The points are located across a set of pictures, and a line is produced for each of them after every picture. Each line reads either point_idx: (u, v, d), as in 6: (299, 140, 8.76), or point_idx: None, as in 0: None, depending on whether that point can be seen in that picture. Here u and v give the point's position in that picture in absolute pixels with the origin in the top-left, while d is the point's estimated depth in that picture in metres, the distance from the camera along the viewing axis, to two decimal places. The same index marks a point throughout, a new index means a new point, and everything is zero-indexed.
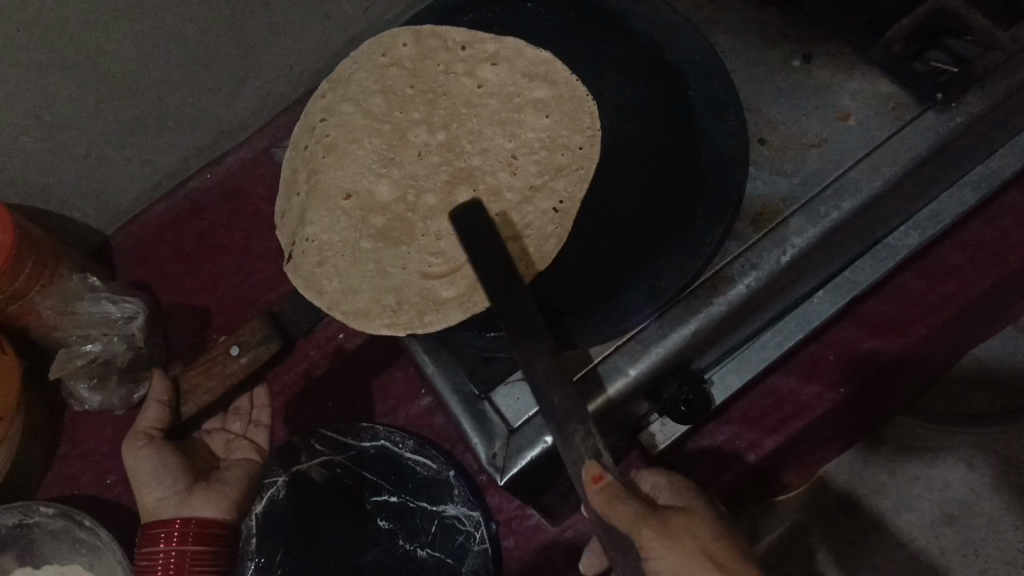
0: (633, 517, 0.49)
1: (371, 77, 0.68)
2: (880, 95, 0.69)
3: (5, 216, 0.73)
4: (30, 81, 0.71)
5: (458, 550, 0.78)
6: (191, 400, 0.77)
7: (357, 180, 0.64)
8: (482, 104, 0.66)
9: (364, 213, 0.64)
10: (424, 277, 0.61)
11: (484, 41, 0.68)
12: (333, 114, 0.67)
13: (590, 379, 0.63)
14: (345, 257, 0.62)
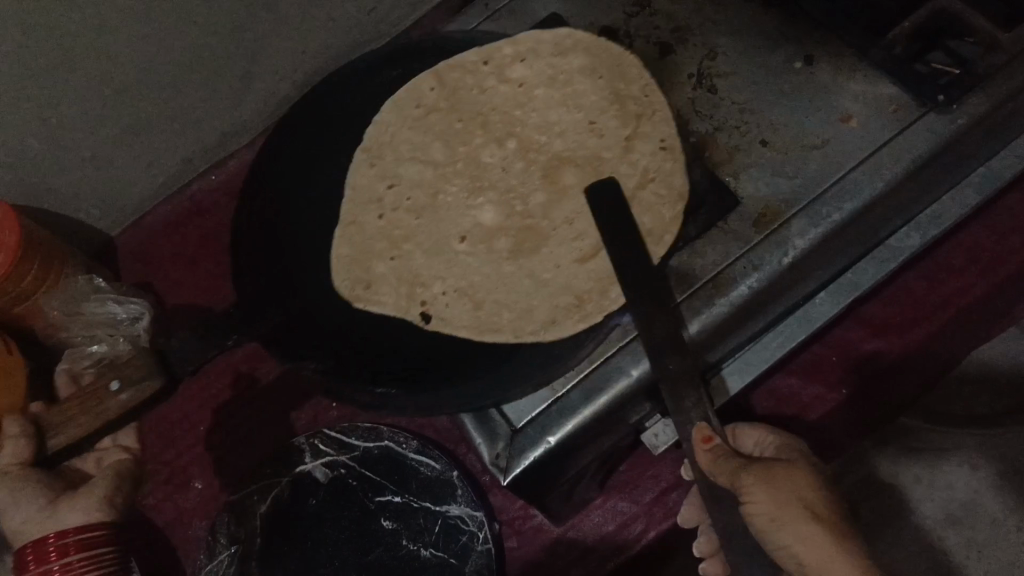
0: (732, 465, 0.53)
1: (414, 128, 0.71)
2: (881, 96, 0.69)
3: (9, 214, 0.73)
4: (35, 83, 0.71)
5: (461, 550, 0.79)
6: (62, 433, 0.70)
7: (452, 219, 0.68)
8: (531, 103, 0.71)
9: (447, 252, 0.66)
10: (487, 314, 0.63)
11: (501, 51, 0.73)
12: (394, 177, 0.70)
13: (591, 379, 0.64)
14: (420, 293, 0.65)
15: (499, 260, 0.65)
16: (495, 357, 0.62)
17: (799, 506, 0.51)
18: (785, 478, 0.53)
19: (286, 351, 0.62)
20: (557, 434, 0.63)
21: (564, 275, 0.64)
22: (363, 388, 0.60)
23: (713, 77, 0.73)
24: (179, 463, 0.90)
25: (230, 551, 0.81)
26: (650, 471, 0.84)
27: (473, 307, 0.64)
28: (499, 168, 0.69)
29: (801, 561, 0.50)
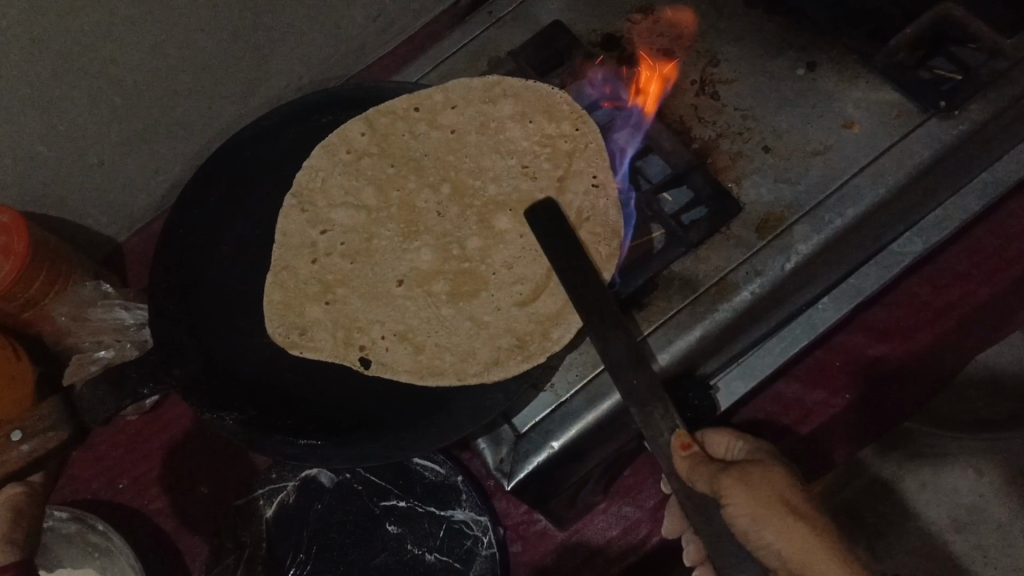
0: (711, 472, 0.52)
1: (346, 175, 0.69)
2: (883, 103, 0.69)
3: (19, 221, 0.73)
4: (44, 92, 0.72)
5: (466, 554, 0.79)
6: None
7: (370, 251, 0.66)
8: (463, 144, 0.69)
9: (380, 292, 0.65)
10: (410, 360, 0.63)
11: (432, 97, 0.70)
12: (326, 222, 0.68)
13: (595, 385, 0.64)
14: (334, 332, 0.64)
15: (438, 304, 0.64)
16: (422, 412, 0.61)
17: (769, 506, 0.52)
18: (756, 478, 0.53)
19: (210, 402, 0.61)
20: (561, 439, 0.64)
21: (505, 317, 0.63)
22: (275, 445, 0.60)
23: (716, 84, 0.74)
24: (185, 468, 0.89)
25: (236, 555, 0.81)
26: (654, 476, 0.84)
27: (414, 351, 0.63)
28: (432, 208, 0.67)
29: (786, 560, 0.51)
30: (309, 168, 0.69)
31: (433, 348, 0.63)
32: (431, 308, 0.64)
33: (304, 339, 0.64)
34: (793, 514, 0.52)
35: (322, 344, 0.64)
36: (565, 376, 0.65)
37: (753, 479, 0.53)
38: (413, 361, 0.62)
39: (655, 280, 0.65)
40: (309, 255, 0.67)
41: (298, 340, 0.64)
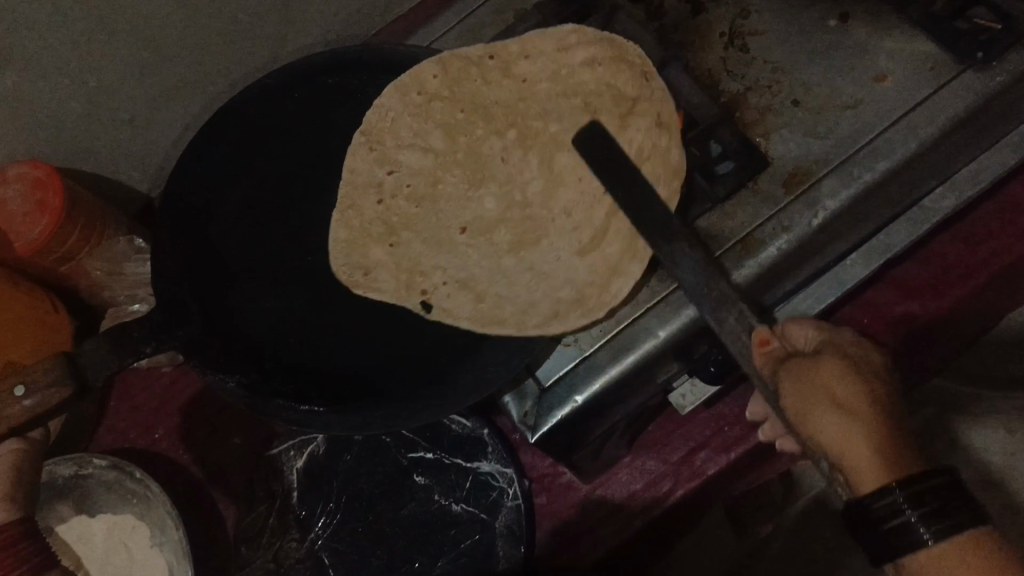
0: (774, 365, 0.53)
1: (416, 119, 0.72)
2: (916, 55, 0.68)
3: (55, 176, 0.75)
4: (76, 48, 0.73)
5: (492, 505, 0.81)
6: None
7: (452, 213, 0.72)
8: (534, 93, 0.71)
9: (445, 243, 0.71)
10: (471, 302, 0.67)
11: (507, 47, 0.72)
12: (394, 164, 0.73)
13: (618, 340, 0.65)
14: (403, 263, 0.71)
15: (498, 254, 0.69)
16: (427, 380, 0.62)
17: (836, 416, 0.53)
18: (824, 387, 0.54)
19: (208, 361, 0.61)
20: (585, 393, 0.64)
21: (564, 268, 0.66)
22: (283, 413, 0.60)
23: (745, 36, 0.72)
24: (218, 419, 0.91)
25: (268, 504, 0.85)
26: (679, 430, 0.84)
27: (475, 298, 0.67)
28: (500, 156, 0.72)
29: (828, 450, 0.52)
30: (380, 107, 0.71)
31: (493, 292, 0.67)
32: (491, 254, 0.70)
33: (370, 281, 0.70)
34: (854, 423, 0.53)
35: (388, 283, 0.70)
36: (589, 331, 0.66)
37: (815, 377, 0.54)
38: (473, 304, 0.67)
39: None
40: (376, 202, 0.73)
41: (363, 283, 0.70)
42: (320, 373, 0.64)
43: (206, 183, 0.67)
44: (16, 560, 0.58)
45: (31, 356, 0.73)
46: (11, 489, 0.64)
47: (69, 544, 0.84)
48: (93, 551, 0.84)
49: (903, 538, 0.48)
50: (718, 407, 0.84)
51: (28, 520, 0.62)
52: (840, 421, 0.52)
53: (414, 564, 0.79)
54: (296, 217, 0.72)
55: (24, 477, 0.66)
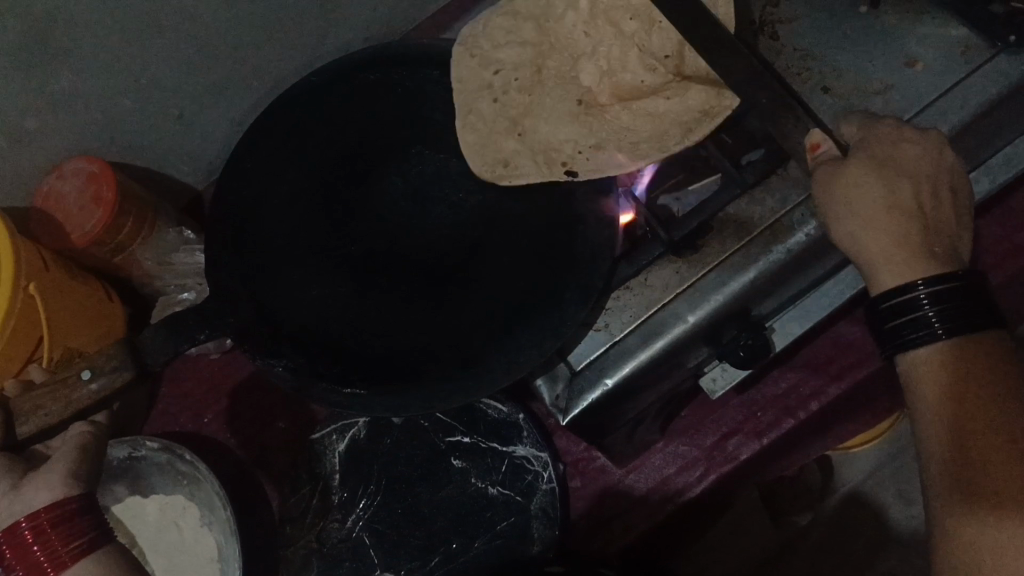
0: (831, 165, 0.58)
1: (515, 36, 0.76)
2: (949, 38, 0.69)
3: (108, 171, 0.78)
4: (127, 48, 0.76)
5: (527, 488, 0.83)
6: (30, 421, 0.65)
7: (569, 97, 0.74)
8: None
9: (562, 119, 0.73)
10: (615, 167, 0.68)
11: None
12: (498, 65, 0.75)
13: (648, 325, 0.66)
14: (551, 126, 0.73)
15: (615, 126, 0.72)
16: (459, 362, 0.65)
17: (868, 214, 0.57)
18: (871, 186, 0.57)
19: (257, 347, 0.65)
20: (615, 376, 0.66)
21: (673, 109, 0.70)
22: (329, 394, 0.64)
23: (775, 23, 0.73)
24: (263, 404, 0.94)
25: (312, 487, 0.87)
26: (712, 416, 0.85)
27: (611, 153, 0.69)
28: (590, 49, 0.74)
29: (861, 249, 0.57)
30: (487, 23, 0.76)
31: (614, 150, 0.69)
32: (590, 130, 0.72)
33: (515, 168, 0.70)
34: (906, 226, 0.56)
35: (528, 168, 0.70)
36: (619, 316, 0.67)
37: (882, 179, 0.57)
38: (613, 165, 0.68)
39: (711, 223, 0.67)
40: (485, 106, 0.73)
41: (511, 171, 0.70)
42: (359, 353, 0.67)
43: (246, 185, 0.71)
44: (74, 532, 0.61)
45: (90, 343, 0.77)
46: (77, 464, 0.65)
47: (125, 523, 0.89)
48: (147, 530, 0.89)
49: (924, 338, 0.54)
50: (751, 393, 0.85)
51: (92, 493, 0.64)
52: (874, 215, 0.56)
53: (452, 545, 0.82)
54: (339, 209, 0.73)
55: (93, 458, 0.67)
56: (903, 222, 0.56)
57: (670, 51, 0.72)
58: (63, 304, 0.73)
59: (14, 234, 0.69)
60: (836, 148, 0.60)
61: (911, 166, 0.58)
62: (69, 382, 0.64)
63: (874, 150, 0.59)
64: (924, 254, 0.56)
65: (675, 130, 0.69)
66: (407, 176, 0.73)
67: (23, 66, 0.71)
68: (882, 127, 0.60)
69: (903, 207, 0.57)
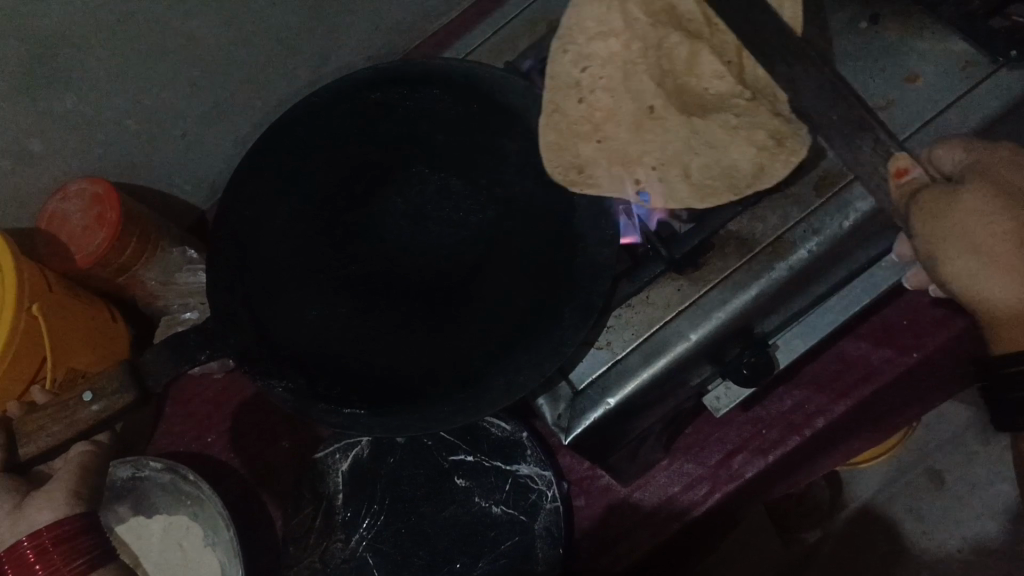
0: (943, 195, 0.55)
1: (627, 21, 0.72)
2: (950, 54, 0.69)
3: (112, 192, 0.79)
4: (130, 70, 0.76)
5: (531, 507, 0.83)
6: (32, 441, 0.64)
7: (657, 97, 0.71)
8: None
9: (645, 127, 0.71)
10: (688, 189, 0.67)
11: None
12: (589, 60, 0.73)
13: (651, 343, 0.66)
14: (660, 138, 0.71)
15: (688, 133, 0.70)
16: (458, 380, 0.65)
17: (976, 256, 0.55)
18: (992, 217, 0.54)
19: (258, 367, 0.65)
20: (618, 396, 0.66)
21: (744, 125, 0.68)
22: (329, 415, 0.64)
23: None
24: (266, 423, 0.94)
25: (315, 506, 0.88)
26: (716, 433, 0.85)
27: (686, 177, 0.68)
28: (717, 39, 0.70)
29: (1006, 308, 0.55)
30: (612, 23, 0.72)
31: (688, 176, 0.68)
32: (660, 141, 0.71)
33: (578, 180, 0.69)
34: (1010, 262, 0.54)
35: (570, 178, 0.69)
36: (620, 334, 0.67)
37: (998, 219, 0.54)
38: (688, 192, 0.67)
39: (713, 239, 0.67)
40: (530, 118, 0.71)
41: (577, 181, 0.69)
42: (360, 372, 0.67)
43: (248, 204, 0.69)
44: (76, 551, 0.61)
45: (93, 362, 0.77)
46: (77, 485, 0.66)
47: (127, 543, 0.88)
48: (149, 550, 0.88)
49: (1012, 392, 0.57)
50: (756, 410, 0.84)
51: (92, 514, 0.64)
52: (998, 266, 0.54)
53: (456, 565, 0.82)
54: (341, 230, 0.74)
55: (94, 480, 0.68)
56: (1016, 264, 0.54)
57: (732, 56, 0.69)
58: (68, 324, 0.74)
59: (18, 256, 0.69)
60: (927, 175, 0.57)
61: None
62: (70, 404, 0.63)
63: (985, 172, 0.57)
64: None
65: (744, 161, 0.67)
66: (408, 196, 0.74)
67: (28, 88, 0.71)
68: (995, 151, 0.59)
69: None
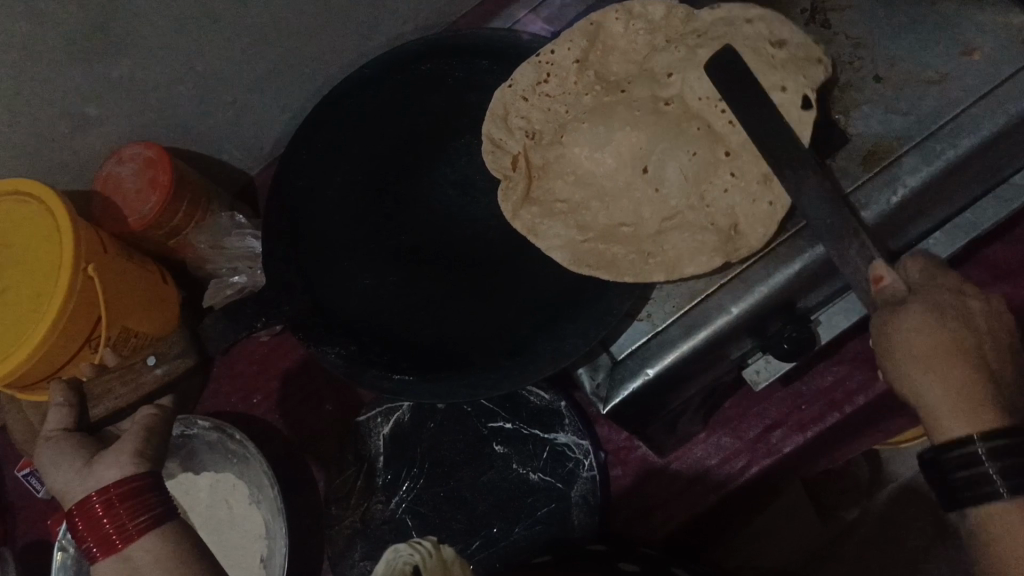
0: (895, 307, 0.56)
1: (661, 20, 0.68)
2: (1010, 28, 0.66)
3: (164, 156, 0.80)
4: (184, 36, 0.78)
5: (568, 475, 0.83)
6: (101, 404, 0.69)
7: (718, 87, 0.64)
8: None
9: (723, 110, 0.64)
10: (759, 182, 0.62)
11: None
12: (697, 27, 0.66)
13: (691, 316, 0.66)
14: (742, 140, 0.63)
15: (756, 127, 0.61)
16: (508, 350, 0.65)
17: (931, 365, 0.56)
18: (921, 330, 0.56)
19: (312, 336, 0.67)
20: (657, 366, 0.66)
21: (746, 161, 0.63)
22: (377, 381, 0.66)
23: (829, 11, 0.71)
24: (311, 386, 0.96)
25: (356, 469, 0.89)
26: (755, 407, 0.85)
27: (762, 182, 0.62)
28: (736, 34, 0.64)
29: (926, 406, 0.57)
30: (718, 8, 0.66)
31: (758, 176, 0.62)
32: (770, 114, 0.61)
33: (557, 208, 0.70)
34: (958, 373, 0.56)
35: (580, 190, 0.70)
36: (662, 306, 0.67)
37: (922, 337, 0.56)
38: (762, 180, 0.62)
39: None
40: (523, 135, 0.72)
41: (567, 212, 0.70)
42: (408, 341, 0.68)
43: (301, 176, 0.73)
44: (142, 507, 0.62)
45: (145, 323, 0.80)
46: (142, 445, 0.66)
47: (180, 499, 0.91)
48: (198, 504, 0.91)
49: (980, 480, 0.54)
50: (796, 386, 0.84)
51: (159, 473, 0.65)
52: (936, 375, 0.56)
53: (492, 530, 0.83)
54: (389, 200, 0.76)
55: (159, 440, 0.68)
56: (953, 374, 0.56)
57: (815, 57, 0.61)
58: (124, 286, 0.76)
59: (74, 216, 0.71)
60: (899, 283, 0.56)
61: (945, 339, 0.56)
62: (135, 367, 0.71)
63: (928, 296, 0.57)
64: (977, 407, 0.55)
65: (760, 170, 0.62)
66: (455, 165, 0.77)
67: (89, 51, 0.73)
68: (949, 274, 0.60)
69: (955, 370, 0.56)
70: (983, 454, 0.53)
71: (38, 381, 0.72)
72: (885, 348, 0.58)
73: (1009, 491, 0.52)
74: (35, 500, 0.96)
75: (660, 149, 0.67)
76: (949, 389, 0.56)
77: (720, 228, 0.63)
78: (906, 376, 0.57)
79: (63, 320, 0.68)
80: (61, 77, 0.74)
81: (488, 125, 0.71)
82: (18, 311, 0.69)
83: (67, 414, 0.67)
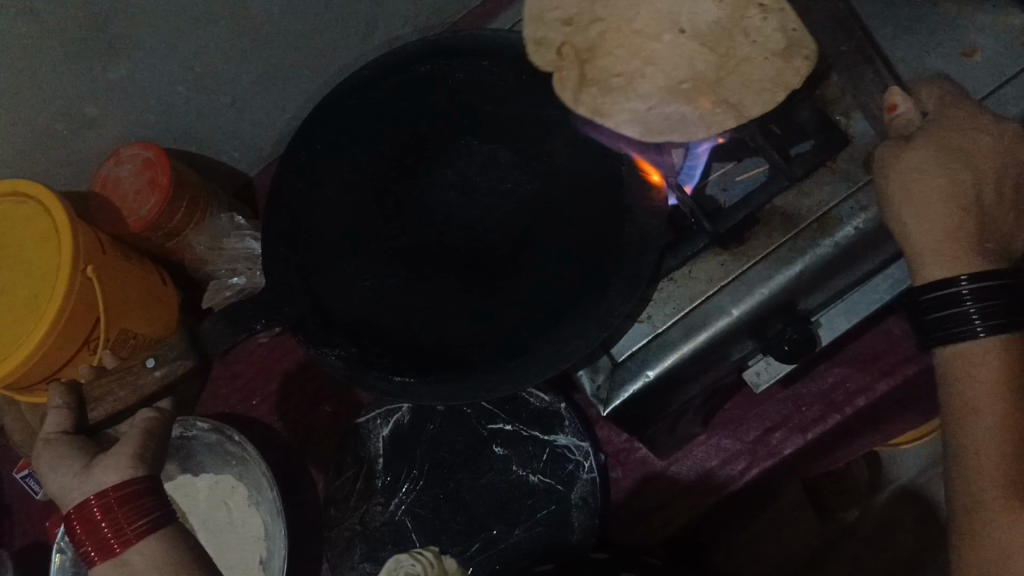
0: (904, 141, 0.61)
1: None
2: (1011, 30, 0.66)
3: (163, 156, 0.80)
4: (183, 37, 0.77)
5: (568, 477, 0.83)
6: (97, 407, 0.67)
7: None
8: None
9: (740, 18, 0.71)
10: (769, 60, 0.68)
11: None
12: None
13: (691, 318, 0.66)
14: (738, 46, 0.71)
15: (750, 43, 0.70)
16: (509, 351, 0.65)
17: (931, 210, 0.60)
18: (930, 165, 0.60)
19: (313, 338, 0.67)
20: (656, 368, 0.66)
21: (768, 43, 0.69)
22: (376, 382, 0.65)
23: None
24: (310, 388, 0.96)
25: (355, 470, 0.89)
26: (756, 409, 0.85)
27: (780, 70, 0.68)
28: None
29: (912, 243, 0.61)
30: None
31: (781, 45, 0.68)
32: (762, 29, 0.69)
33: (614, 83, 0.74)
34: (952, 224, 0.60)
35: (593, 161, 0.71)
36: (662, 307, 0.67)
37: (925, 177, 0.60)
38: (785, 51, 0.68)
39: (757, 215, 0.66)
40: (562, 24, 0.75)
41: (621, 86, 0.74)
42: (409, 342, 0.68)
43: (299, 177, 0.73)
44: (140, 511, 0.62)
45: (143, 325, 0.79)
46: (141, 449, 0.66)
47: (179, 500, 0.91)
48: (197, 506, 0.90)
49: (956, 330, 0.57)
50: (796, 388, 0.84)
51: (157, 477, 0.65)
52: (935, 218, 0.60)
53: (492, 531, 0.83)
54: (391, 202, 0.75)
55: (157, 444, 0.68)
56: (951, 214, 0.60)
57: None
58: (122, 287, 0.76)
59: (73, 217, 0.71)
60: (914, 114, 0.62)
61: (949, 175, 0.60)
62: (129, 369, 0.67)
63: (937, 134, 0.61)
64: (967, 241, 0.60)
65: (780, 44, 0.68)
66: (457, 166, 0.75)
67: (90, 51, 0.73)
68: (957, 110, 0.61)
69: (958, 209, 0.60)
70: (968, 293, 0.57)
71: (35, 383, 0.71)
72: (888, 183, 0.61)
73: (986, 331, 0.56)
74: (32, 503, 0.96)
75: (699, 39, 0.72)
76: (942, 223, 0.60)
77: (729, 105, 0.69)
78: (895, 218, 0.62)
79: (61, 322, 0.68)
80: (61, 76, 0.74)
81: (528, 27, 0.74)
82: (16, 313, 0.69)
83: (66, 416, 0.67)
